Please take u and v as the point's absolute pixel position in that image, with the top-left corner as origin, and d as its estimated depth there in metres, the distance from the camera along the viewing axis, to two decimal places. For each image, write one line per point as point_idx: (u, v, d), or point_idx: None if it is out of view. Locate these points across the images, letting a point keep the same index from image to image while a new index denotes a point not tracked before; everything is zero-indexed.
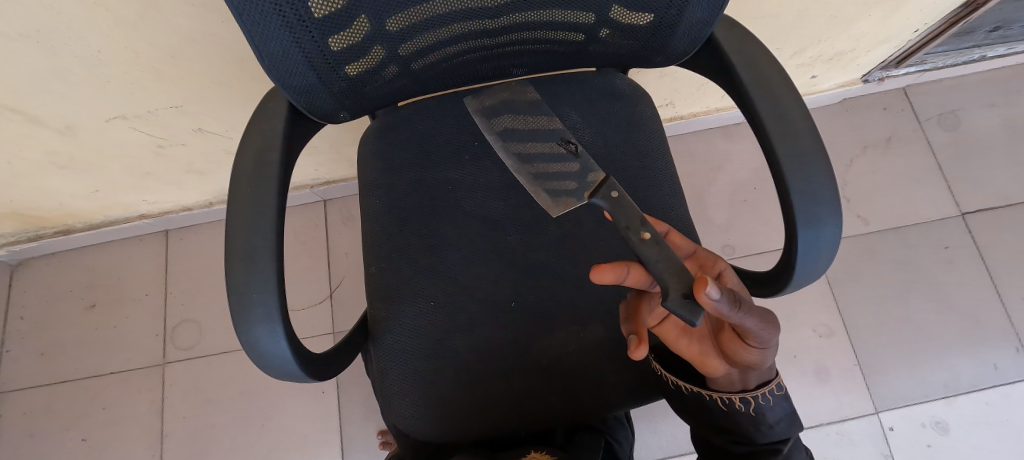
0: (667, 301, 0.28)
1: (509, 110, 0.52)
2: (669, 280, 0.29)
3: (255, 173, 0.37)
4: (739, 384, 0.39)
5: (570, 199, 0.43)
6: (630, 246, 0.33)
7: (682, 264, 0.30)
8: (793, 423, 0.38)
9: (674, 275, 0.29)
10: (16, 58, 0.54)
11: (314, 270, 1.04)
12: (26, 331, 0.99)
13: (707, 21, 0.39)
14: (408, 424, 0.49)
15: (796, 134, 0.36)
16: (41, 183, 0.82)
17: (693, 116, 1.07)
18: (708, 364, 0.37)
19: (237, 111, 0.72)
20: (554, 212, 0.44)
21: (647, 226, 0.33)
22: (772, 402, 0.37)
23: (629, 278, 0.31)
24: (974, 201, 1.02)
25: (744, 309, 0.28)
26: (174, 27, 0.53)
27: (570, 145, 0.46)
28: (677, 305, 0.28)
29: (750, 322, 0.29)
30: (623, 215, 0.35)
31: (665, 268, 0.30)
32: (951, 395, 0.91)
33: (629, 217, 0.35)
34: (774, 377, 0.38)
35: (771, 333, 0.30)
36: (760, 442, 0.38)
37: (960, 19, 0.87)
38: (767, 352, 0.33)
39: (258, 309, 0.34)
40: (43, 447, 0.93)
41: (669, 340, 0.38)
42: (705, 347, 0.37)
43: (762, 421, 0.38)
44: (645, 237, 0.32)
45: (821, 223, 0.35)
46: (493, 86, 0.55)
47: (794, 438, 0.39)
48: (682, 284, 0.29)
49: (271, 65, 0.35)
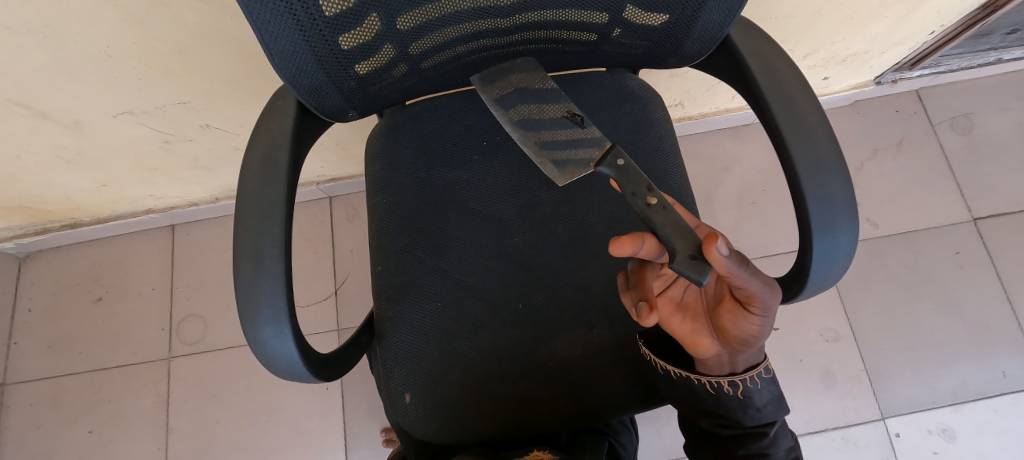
0: (674, 262, 0.28)
1: (522, 94, 0.48)
2: (676, 241, 0.29)
3: (263, 172, 0.37)
4: (728, 367, 0.39)
5: (577, 169, 0.40)
6: (636, 213, 0.32)
7: (690, 227, 0.29)
8: (780, 406, 0.39)
9: (681, 237, 0.29)
10: (25, 53, 0.54)
11: (319, 266, 1.04)
12: (33, 324, 1.00)
13: (723, 21, 0.38)
14: (412, 425, 0.49)
15: (813, 140, 0.35)
16: (49, 177, 0.82)
17: (702, 116, 1.06)
18: (699, 343, 0.37)
19: (245, 108, 0.72)
20: (563, 181, 0.40)
21: (653, 192, 0.33)
22: (759, 385, 0.38)
23: (642, 250, 0.30)
24: (986, 206, 1.00)
25: (749, 271, 0.28)
26: (182, 23, 0.52)
27: (574, 116, 0.45)
28: (684, 266, 0.28)
29: (754, 284, 0.29)
30: (630, 182, 0.34)
31: (672, 231, 0.29)
32: (958, 402, 0.90)
33: (635, 185, 0.34)
34: (762, 361, 0.38)
35: (773, 297, 0.31)
36: (747, 425, 0.39)
37: (976, 22, 0.86)
38: (765, 326, 0.33)
39: (265, 310, 0.33)
40: (50, 439, 0.94)
41: (663, 317, 0.37)
42: (698, 325, 0.37)
43: (749, 404, 0.38)
44: (651, 203, 0.32)
45: (837, 230, 0.34)
46: (501, 64, 0.50)
47: (782, 422, 0.40)
48: (689, 245, 0.28)
49: (280, 63, 0.34)
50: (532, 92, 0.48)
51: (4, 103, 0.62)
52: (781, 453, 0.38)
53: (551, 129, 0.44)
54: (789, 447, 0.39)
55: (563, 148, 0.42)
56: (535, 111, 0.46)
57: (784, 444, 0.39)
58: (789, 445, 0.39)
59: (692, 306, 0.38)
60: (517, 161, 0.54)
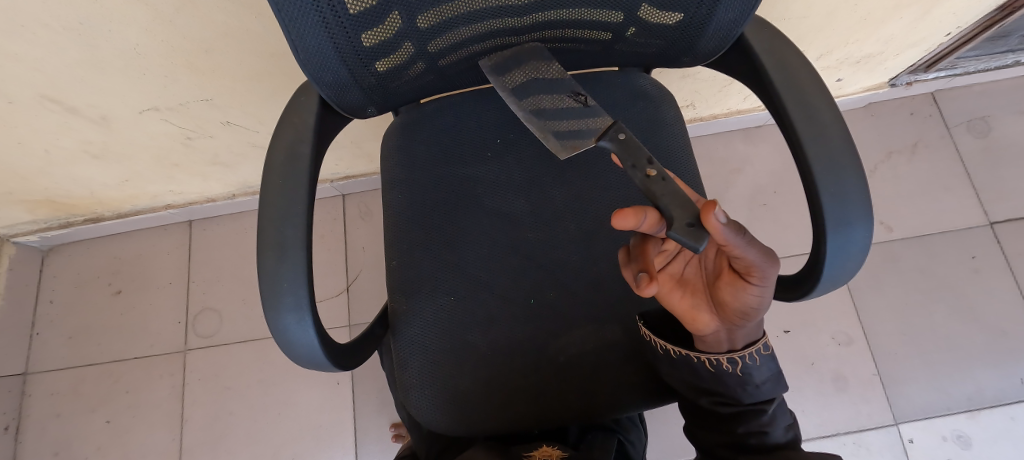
0: (674, 229, 0.29)
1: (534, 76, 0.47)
2: (674, 210, 0.30)
3: (287, 164, 0.38)
4: (726, 344, 0.39)
5: (578, 142, 0.40)
6: (637, 185, 0.33)
7: (688, 197, 0.31)
8: (779, 384, 0.40)
9: (679, 206, 0.30)
10: (59, 51, 0.56)
11: (332, 263, 1.05)
12: (55, 315, 1.03)
13: (738, 21, 0.39)
14: (425, 416, 0.49)
15: (828, 136, 0.35)
16: (75, 172, 0.85)
17: (714, 117, 1.06)
18: (699, 319, 0.37)
19: (265, 106, 0.74)
20: (563, 152, 0.40)
21: (653, 164, 0.34)
22: (758, 361, 0.38)
23: (645, 223, 0.30)
24: (1004, 211, 0.99)
25: (746, 239, 0.29)
26: (209, 22, 0.54)
27: (580, 98, 0.45)
28: (681, 233, 0.29)
29: (753, 254, 0.30)
30: (631, 154, 0.35)
31: (672, 201, 0.31)
32: (974, 408, 0.88)
33: (636, 157, 0.35)
34: (760, 337, 0.39)
35: (771, 268, 0.32)
36: (746, 403, 0.39)
37: (994, 23, 0.85)
38: (763, 297, 0.34)
39: (288, 298, 0.34)
40: (68, 428, 0.96)
41: (664, 292, 0.37)
42: (697, 300, 0.37)
43: (748, 381, 0.39)
44: (652, 174, 0.33)
45: (850, 226, 0.34)
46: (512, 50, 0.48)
47: (781, 401, 0.41)
48: (687, 214, 0.30)
49: (304, 59, 0.35)
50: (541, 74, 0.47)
51: (37, 99, 0.64)
52: (779, 431, 0.39)
53: (556, 107, 0.44)
54: (788, 425, 0.40)
55: (569, 128, 0.42)
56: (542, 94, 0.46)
57: (783, 422, 0.40)
58: (789, 423, 0.40)
59: (692, 282, 0.38)
60: (531, 158, 0.55)
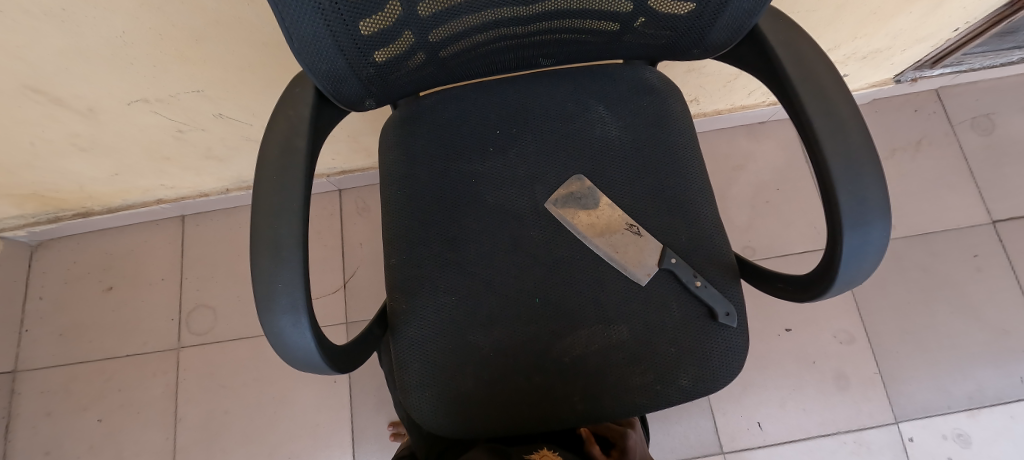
0: (628, 270, 0.49)
1: (572, 197, 0.51)
2: (632, 256, 0.49)
3: (281, 158, 0.36)
4: None
5: (593, 226, 0.50)
6: (616, 231, 0.50)
7: (645, 247, 0.49)
8: None
9: (632, 254, 0.49)
10: (42, 38, 0.53)
11: (328, 259, 1.03)
12: (45, 311, 1.01)
13: (752, 10, 0.38)
14: (426, 420, 0.47)
15: (846, 132, 0.34)
16: (63, 165, 0.82)
17: (717, 113, 1.04)
18: None
19: (259, 97, 0.72)
20: (546, 206, 0.52)
21: (632, 226, 0.50)
22: None
23: None
24: (1007, 209, 0.98)
25: None
26: (198, 9, 0.52)
27: (587, 196, 0.51)
28: (635, 273, 0.49)
29: None
30: (615, 213, 0.50)
31: (633, 250, 0.49)
32: (974, 407, 0.88)
33: (623, 215, 0.50)
34: None
35: None
36: None
37: (1003, 18, 0.84)
38: None
39: (283, 300, 0.33)
40: (59, 427, 0.94)
41: None
42: None
43: None
44: (627, 230, 0.50)
45: (868, 226, 0.33)
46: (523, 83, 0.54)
47: None
48: (643, 262, 0.49)
49: (299, 48, 0.34)
50: (575, 197, 0.51)
51: (20, 88, 0.62)
52: None
53: (584, 207, 0.51)
54: None
55: (588, 216, 0.51)
56: (575, 203, 0.51)
57: None
58: None
59: None
60: (534, 154, 0.53)
